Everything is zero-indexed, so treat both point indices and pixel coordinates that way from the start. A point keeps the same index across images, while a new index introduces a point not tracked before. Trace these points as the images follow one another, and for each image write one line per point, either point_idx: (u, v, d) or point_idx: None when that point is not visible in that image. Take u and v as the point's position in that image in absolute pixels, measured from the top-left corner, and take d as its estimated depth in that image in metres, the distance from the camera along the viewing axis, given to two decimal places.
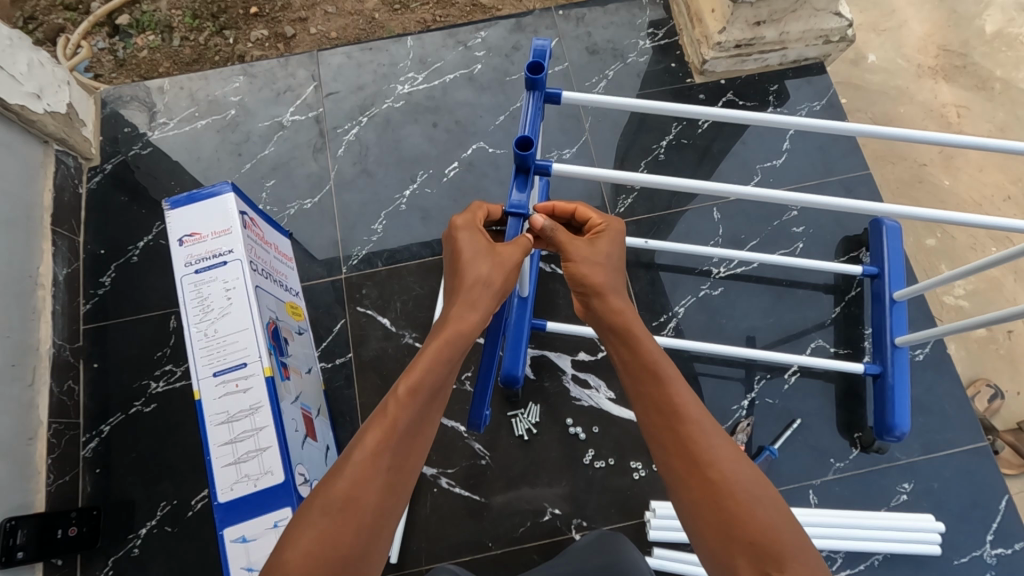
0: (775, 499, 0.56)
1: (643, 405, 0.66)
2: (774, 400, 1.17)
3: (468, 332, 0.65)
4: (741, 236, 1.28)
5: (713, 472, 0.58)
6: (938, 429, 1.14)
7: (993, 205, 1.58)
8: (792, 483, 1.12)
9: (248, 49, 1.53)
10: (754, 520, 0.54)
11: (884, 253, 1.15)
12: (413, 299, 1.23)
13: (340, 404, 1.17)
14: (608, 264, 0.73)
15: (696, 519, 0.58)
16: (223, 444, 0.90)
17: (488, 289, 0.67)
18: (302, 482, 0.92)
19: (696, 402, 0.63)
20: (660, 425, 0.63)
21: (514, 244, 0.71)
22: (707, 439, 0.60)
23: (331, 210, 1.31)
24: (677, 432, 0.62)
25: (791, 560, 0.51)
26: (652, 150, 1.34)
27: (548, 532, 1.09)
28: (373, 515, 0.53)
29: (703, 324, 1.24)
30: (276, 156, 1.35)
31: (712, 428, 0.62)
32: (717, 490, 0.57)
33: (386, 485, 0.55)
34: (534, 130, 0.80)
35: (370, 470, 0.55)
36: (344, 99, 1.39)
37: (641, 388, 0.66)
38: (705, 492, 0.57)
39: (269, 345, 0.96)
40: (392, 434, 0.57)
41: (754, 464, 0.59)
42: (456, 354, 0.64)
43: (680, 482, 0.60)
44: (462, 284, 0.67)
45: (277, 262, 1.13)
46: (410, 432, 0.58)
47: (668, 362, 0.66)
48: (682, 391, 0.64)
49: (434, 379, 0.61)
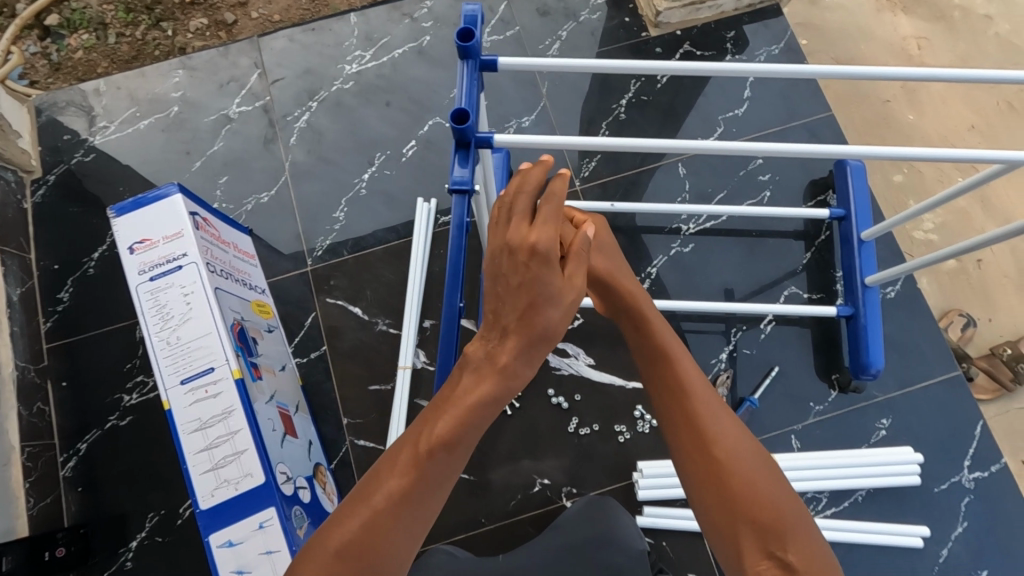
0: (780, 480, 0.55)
1: (650, 382, 0.63)
2: (750, 350, 1.18)
3: (476, 353, 0.57)
4: (708, 190, 1.27)
5: (719, 450, 0.56)
6: (912, 363, 1.16)
7: (957, 136, 1.58)
8: (773, 429, 1.14)
9: (186, 39, 1.46)
10: (761, 499, 0.53)
11: (850, 193, 1.15)
12: (384, 286, 1.21)
13: (321, 399, 1.16)
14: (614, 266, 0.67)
15: (704, 504, 0.56)
16: (198, 451, 0.88)
17: (504, 303, 0.58)
18: (284, 481, 0.91)
19: (701, 377, 0.61)
20: (667, 401, 0.61)
21: (561, 177, 0.53)
22: (712, 415, 0.58)
23: (290, 202, 1.27)
24: (683, 407, 0.60)
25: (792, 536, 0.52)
26: (612, 110, 1.31)
27: (539, 503, 1.10)
28: (378, 558, 0.49)
29: (677, 281, 1.23)
30: (227, 151, 1.30)
31: (719, 404, 0.60)
32: (724, 469, 0.55)
33: (390, 527, 0.50)
34: (470, 101, 0.75)
35: (380, 519, 0.50)
36: (291, 84, 1.34)
37: (645, 365, 0.64)
38: (714, 470, 0.55)
39: (236, 346, 0.94)
40: (403, 480, 0.51)
41: (756, 436, 0.58)
42: (472, 384, 0.56)
43: (688, 458, 0.58)
44: (466, 299, 0.56)
45: (237, 261, 1.11)
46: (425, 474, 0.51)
47: (670, 336, 0.64)
48: (688, 366, 0.62)
49: (432, 404, 0.54)
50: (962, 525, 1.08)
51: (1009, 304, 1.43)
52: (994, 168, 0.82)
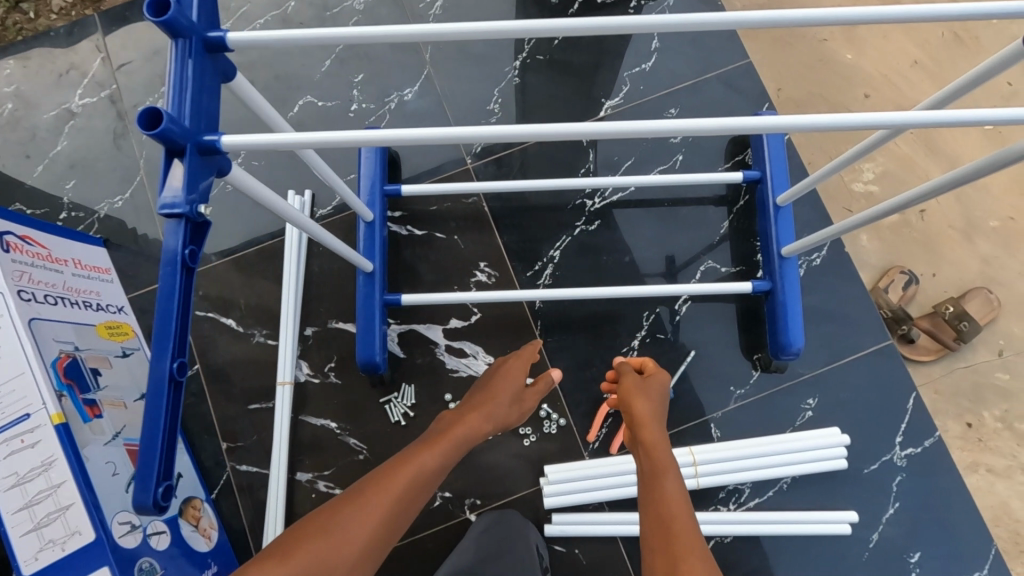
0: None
1: (644, 491, 0.74)
2: (667, 335, 1.07)
3: (472, 435, 0.79)
4: (615, 158, 1.13)
5: (678, 543, 0.63)
6: (840, 335, 1.06)
7: (899, 74, 1.44)
8: (692, 418, 1.04)
9: (49, 20, 1.20)
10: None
11: (765, 152, 1.02)
12: (257, 293, 1.08)
13: (196, 423, 1.05)
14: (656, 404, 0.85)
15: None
16: (16, 511, 0.75)
17: (498, 405, 0.85)
18: (126, 531, 0.84)
19: (682, 496, 0.70)
20: (650, 511, 0.70)
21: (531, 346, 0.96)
22: (680, 521, 0.66)
23: (148, 205, 1.13)
24: (660, 513, 0.68)
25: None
26: (506, 74, 1.16)
27: (441, 518, 1.01)
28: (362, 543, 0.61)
29: (581, 265, 1.09)
30: (72, 151, 1.15)
31: (687, 517, 0.67)
32: (673, 551, 0.62)
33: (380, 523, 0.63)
34: (184, 105, 0.54)
35: (364, 517, 0.62)
36: (140, 68, 1.17)
37: (644, 475, 0.76)
38: (664, 555, 0.62)
39: (57, 386, 0.82)
40: (393, 497, 0.66)
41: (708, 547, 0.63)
42: (458, 445, 0.77)
43: (650, 544, 0.65)
44: (488, 387, 0.88)
45: (76, 279, 0.98)
46: (413, 492, 0.68)
47: (667, 458, 0.76)
48: (672, 482, 0.72)
49: (444, 453, 0.74)
50: (894, 506, 1.00)
51: (955, 256, 1.32)
52: (878, 134, 0.71)
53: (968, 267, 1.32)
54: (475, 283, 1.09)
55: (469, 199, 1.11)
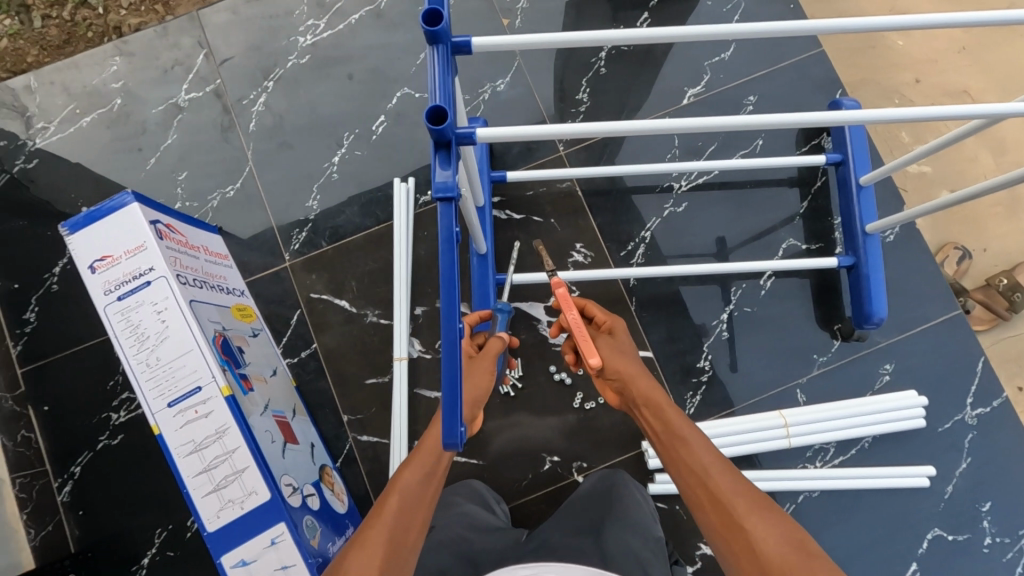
0: (788, 519, 0.64)
1: (672, 457, 0.75)
2: (753, 309, 1.15)
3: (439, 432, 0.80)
4: (698, 144, 1.19)
5: (741, 518, 0.64)
6: (914, 306, 1.14)
7: (947, 59, 1.51)
8: (779, 384, 1.13)
9: (119, 17, 1.25)
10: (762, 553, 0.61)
11: (846, 135, 1.09)
12: (368, 275, 1.15)
13: (318, 398, 1.13)
14: (632, 360, 0.88)
15: (720, 546, 0.65)
16: (198, 473, 0.85)
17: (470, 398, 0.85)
18: (290, 493, 0.89)
19: (713, 452, 0.72)
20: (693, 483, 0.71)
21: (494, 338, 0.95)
22: (728, 484, 0.68)
23: (258, 194, 1.19)
24: (707, 485, 0.69)
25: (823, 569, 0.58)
26: (592, 65, 1.22)
27: (551, 480, 1.10)
28: (385, 546, 0.66)
29: (670, 245, 1.17)
30: (181, 145, 1.20)
31: (726, 471, 0.70)
32: (729, 521, 0.65)
33: (396, 514, 0.69)
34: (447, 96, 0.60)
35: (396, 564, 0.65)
36: (241, 64, 1.22)
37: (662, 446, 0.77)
38: (722, 520, 0.65)
39: (220, 361, 0.89)
40: (393, 522, 0.69)
41: (782, 515, 0.64)
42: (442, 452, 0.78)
43: (702, 509, 0.68)
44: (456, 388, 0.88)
45: (210, 265, 1.05)
46: (403, 529, 0.68)
47: (691, 427, 0.77)
48: (696, 445, 0.74)
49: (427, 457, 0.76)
50: (966, 460, 1.09)
51: (1003, 232, 1.41)
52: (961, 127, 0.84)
53: (1016, 243, 1.40)
54: (572, 263, 1.16)
55: (563, 184, 1.18)
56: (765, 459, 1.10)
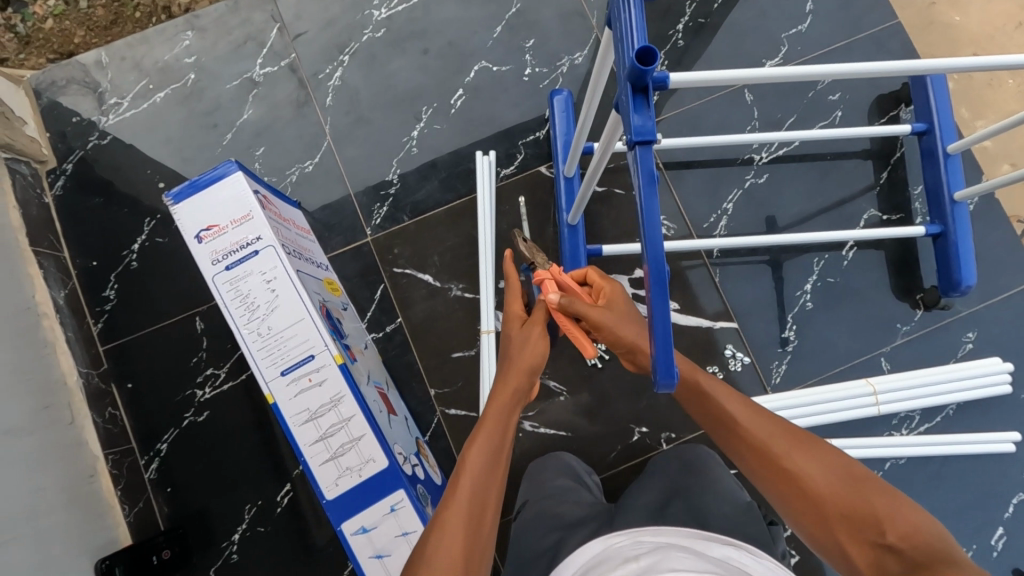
0: (833, 449, 0.62)
1: (703, 416, 0.70)
2: (836, 279, 1.16)
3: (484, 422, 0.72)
4: (777, 116, 1.20)
5: (789, 462, 0.62)
6: (995, 275, 1.15)
7: (1006, 35, 1.51)
8: (864, 353, 1.13)
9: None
10: (818, 491, 0.59)
11: (931, 104, 1.10)
12: (451, 249, 1.15)
13: (404, 373, 1.12)
14: (629, 318, 0.80)
15: (780, 498, 0.62)
16: (314, 442, 0.84)
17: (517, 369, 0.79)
18: (402, 461, 0.88)
19: (743, 402, 0.68)
20: (729, 436, 0.67)
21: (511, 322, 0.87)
22: (766, 428, 0.65)
23: (336, 168, 1.18)
24: (743, 435, 0.66)
25: (876, 492, 0.57)
26: (669, 37, 1.21)
27: (640, 451, 1.10)
28: (468, 539, 0.59)
29: (750, 216, 1.18)
30: (257, 120, 1.19)
31: (763, 416, 0.67)
32: (780, 466, 0.62)
33: (472, 500, 0.63)
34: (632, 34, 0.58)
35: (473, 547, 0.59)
36: (316, 38, 1.21)
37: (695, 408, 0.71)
38: (771, 466, 0.63)
39: (329, 330, 0.88)
40: (470, 501, 0.63)
41: (825, 450, 0.62)
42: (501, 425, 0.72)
43: (750, 461, 0.65)
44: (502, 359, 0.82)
45: (300, 238, 1.04)
46: (479, 509, 0.63)
47: (713, 379, 0.71)
48: (725, 395, 0.69)
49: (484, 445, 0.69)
50: None
51: None
52: None
53: None
54: None
55: None
56: (851, 427, 1.11)
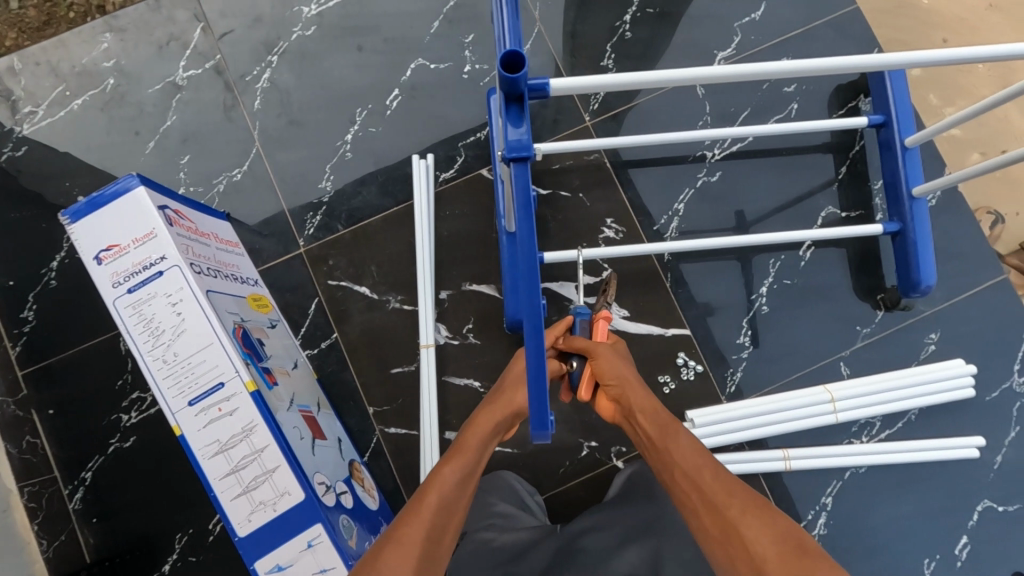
0: (787, 520, 0.59)
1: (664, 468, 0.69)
2: (793, 281, 1.10)
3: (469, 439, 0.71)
4: (731, 109, 1.14)
5: (739, 525, 0.59)
6: (961, 272, 1.09)
7: (976, 17, 1.45)
8: (824, 358, 1.08)
9: None
10: (760, 558, 0.56)
11: (889, 95, 1.04)
12: (389, 259, 1.09)
13: (342, 390, 1.07)
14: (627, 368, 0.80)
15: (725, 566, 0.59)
16: (225, 475, 0.79)
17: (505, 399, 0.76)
18: (324, 491, 0.83)
19: (709, 457, 0.67)
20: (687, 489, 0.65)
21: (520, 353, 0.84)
22: (725, 487, 0.63)
23: (266, 176, 1.11)
24: (699, 491, 0.64)
25: (820, 566, 0.54)
26: (616, 28, 1.15)
27: (590, 466, 1.05)
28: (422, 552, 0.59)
29: (704, 216, 1.12)
30: (182, 126, 1.12)
31: (722, 474, 0.65)
32: (728, 526, 0.59)
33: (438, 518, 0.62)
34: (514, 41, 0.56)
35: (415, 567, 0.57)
36: (243, 37, 1.14)
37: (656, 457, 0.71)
38: (719, 526, 0.60)
39: (242, 355, 0.83)
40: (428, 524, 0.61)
41: (778, 520, 0.59)
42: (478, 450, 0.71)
43: (698, 517, 0.62)
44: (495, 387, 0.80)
45: (222, 253, 0.98)
46: (440, 528, 0.61)
47: (686, 435, 0.70)
48: (689, 450, 0.68)
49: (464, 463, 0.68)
50: (1016, 429, 1.06)
51: None
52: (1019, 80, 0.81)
53: None
54: (603, 239, 1.10)
55: (591, 156, 1.12)
56: (811, 436, 1.06)
